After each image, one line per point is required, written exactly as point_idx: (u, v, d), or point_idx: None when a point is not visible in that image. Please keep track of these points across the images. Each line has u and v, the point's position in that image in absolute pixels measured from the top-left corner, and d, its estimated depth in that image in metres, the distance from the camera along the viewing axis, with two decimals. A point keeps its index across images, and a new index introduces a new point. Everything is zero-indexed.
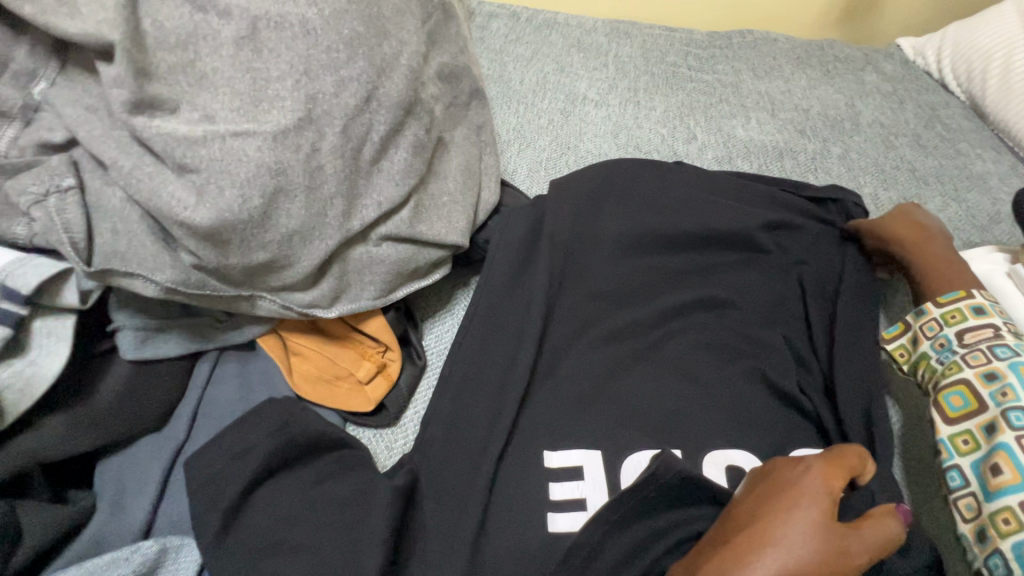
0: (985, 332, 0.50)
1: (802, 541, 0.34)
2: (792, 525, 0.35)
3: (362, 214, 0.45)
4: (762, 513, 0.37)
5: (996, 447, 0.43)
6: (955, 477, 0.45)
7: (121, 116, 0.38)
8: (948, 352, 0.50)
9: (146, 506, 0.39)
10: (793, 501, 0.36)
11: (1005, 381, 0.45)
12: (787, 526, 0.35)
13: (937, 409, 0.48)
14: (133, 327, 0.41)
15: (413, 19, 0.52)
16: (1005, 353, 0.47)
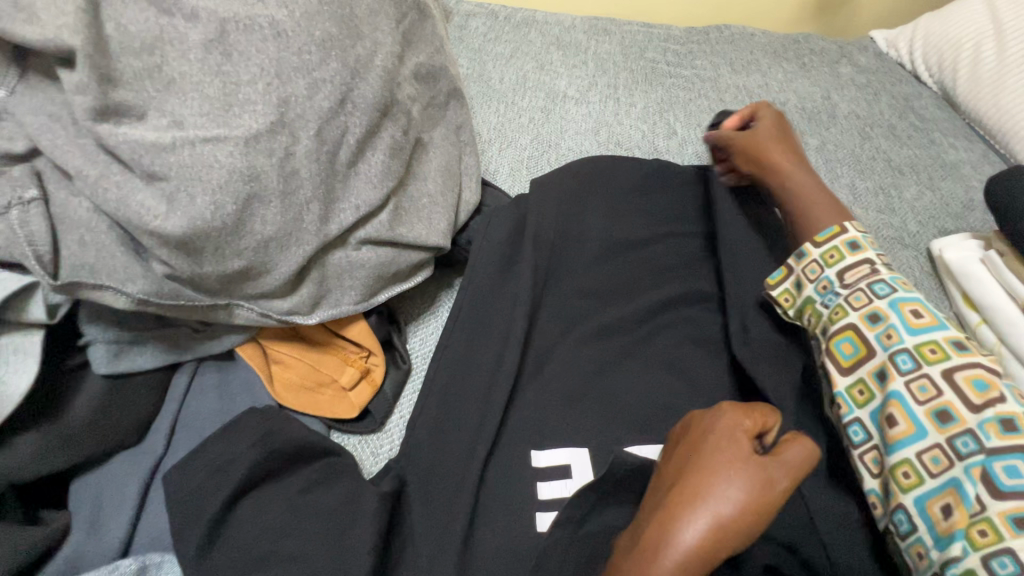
0: (862, 267, 0.47)
1: (706, 493, 0.32)
2: (699, 477, 0.33)
3: (340, 218, 0.45)
4: (676, 474, 0.35)
5: (892, 394, 0.41)
6: (856, 432, 0.42)
7: (85, 124, 0.37)
8: (831, 294, 0.46)
9: (124, 524, 0.38)
10: (699, 456, 0.34)
11: (889, 322, 0.43)
12: (695, 479, 0.33)
13: (831, 359, 0.45)
14: (105, 340, 0.40)
15: (387, 19, 0.51)
16: (884, 289, 0.45)
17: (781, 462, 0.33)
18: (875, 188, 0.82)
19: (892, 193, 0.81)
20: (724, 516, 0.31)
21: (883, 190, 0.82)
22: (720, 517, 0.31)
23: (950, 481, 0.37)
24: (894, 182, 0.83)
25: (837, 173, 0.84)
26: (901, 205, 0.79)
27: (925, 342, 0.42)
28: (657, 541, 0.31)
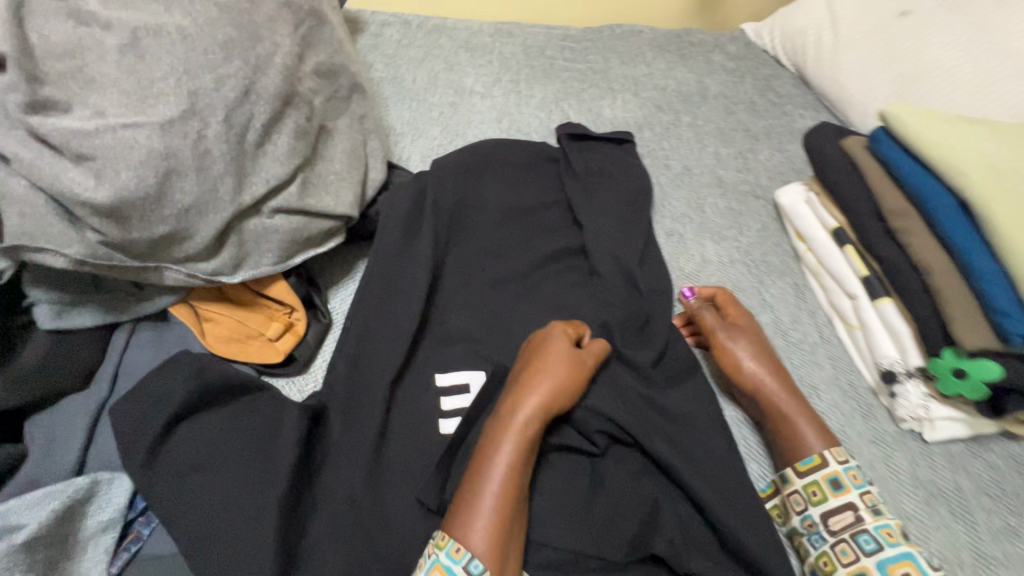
0: (847, 514, 0.51)
1: (548, 378, 0.51)
2: (542, 370, 0.51)
3: (252, 190, 0.53)
4: (526, 372, 0.52)
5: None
6: (867, 541, 0.49)
7: (18, 116, 0.44)
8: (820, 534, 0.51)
9: (75, 451, 0.45)
10: (540, 360, 0.52)
11: (797, 485, 0.54)
12: (540, 372, 0.51)
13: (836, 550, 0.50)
14: (48, 301, 0.46)
15: (285, 25, 0.60)
16: (869, 545, 0.49)
17: (585, 356, 0.55)
18: (736, 152, 0.97)
19: (749, 156, 0.96)
20: (557, 379, 0.51)
21: (742, 154, 0.96)
22: (554, 388, 0.50)
23: (902, 555, 0.47)
24: (751, 147, 0.98)
25: (705, 143, 0.98)
26: (755, 165, 0.94)
27: (810, 482, 0.53)
28: (517, 413, 0.49)
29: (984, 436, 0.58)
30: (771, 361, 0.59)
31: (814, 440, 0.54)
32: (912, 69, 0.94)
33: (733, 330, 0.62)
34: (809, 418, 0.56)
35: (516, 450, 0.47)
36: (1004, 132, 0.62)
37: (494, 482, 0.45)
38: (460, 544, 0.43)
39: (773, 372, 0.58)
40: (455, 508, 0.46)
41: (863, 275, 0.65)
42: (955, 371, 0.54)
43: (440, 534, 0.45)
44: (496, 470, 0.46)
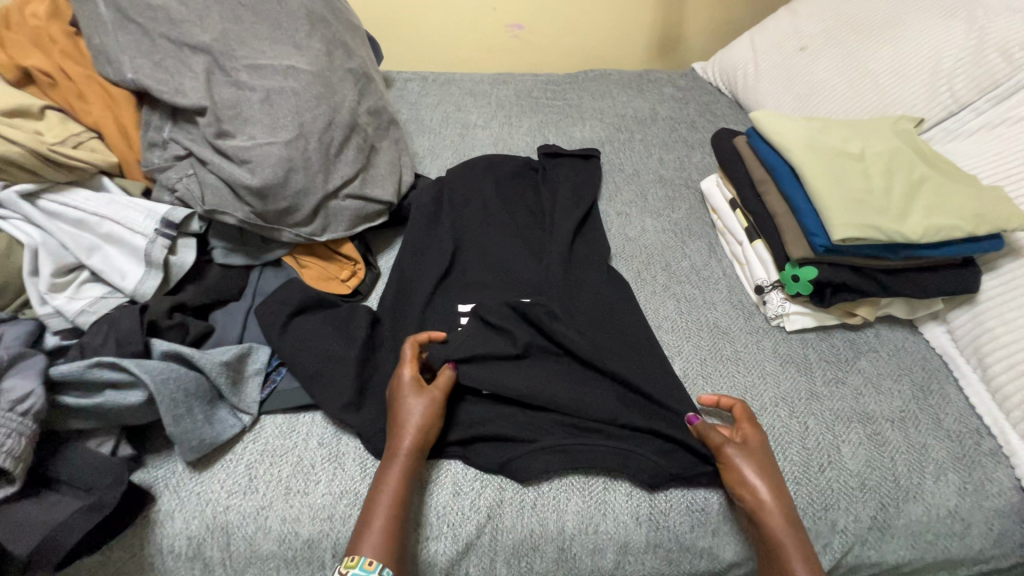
0: None
1: (416, 422, 0.65)
2: (411, 420, 0.65)
3: (333, 183, 0.85)
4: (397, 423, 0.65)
5: None
6: None
7: (211, 140, 0.77)
8: None
9: (237, 331, 0.75)
10: (407, 410, 0.65)
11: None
12: (409, 422, 0.65)
13: None
14: (221, 247, 0.80)
15: (349, 83, 0.94)
16: None
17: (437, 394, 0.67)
18: (675, 157, 1.27)
19: (686, 159, 1.26)
20: (419, 419, 0.65)
21: (680, 158, 1.27)
22: (422, 435, 0.65)
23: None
24: (688, 153, 1.28)
25: (652, 152, 1.28)
26: (689, 165, 1.24)
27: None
28: (397, 456, 0.63)
29: (827, 325, 0.85)
30: (767, 478, 0.63)
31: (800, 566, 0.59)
32: (805, 89, 1.24)
33: (740, 456, 0.65)
34: (797, 544, 0.60)
35: (402, 487, 0.61)
36: (829, 127, 0.91)
37: (387, 509, 0.59)
38: (370, 557, 0.56)
39: (774, 497, 0.62)
40: (359, 533, 0.58)
41: (745, 225, 0.95)
42: (793, 276, 0.82)
43: (350, 556, 0.57)
44: (385, 504, 0.60)
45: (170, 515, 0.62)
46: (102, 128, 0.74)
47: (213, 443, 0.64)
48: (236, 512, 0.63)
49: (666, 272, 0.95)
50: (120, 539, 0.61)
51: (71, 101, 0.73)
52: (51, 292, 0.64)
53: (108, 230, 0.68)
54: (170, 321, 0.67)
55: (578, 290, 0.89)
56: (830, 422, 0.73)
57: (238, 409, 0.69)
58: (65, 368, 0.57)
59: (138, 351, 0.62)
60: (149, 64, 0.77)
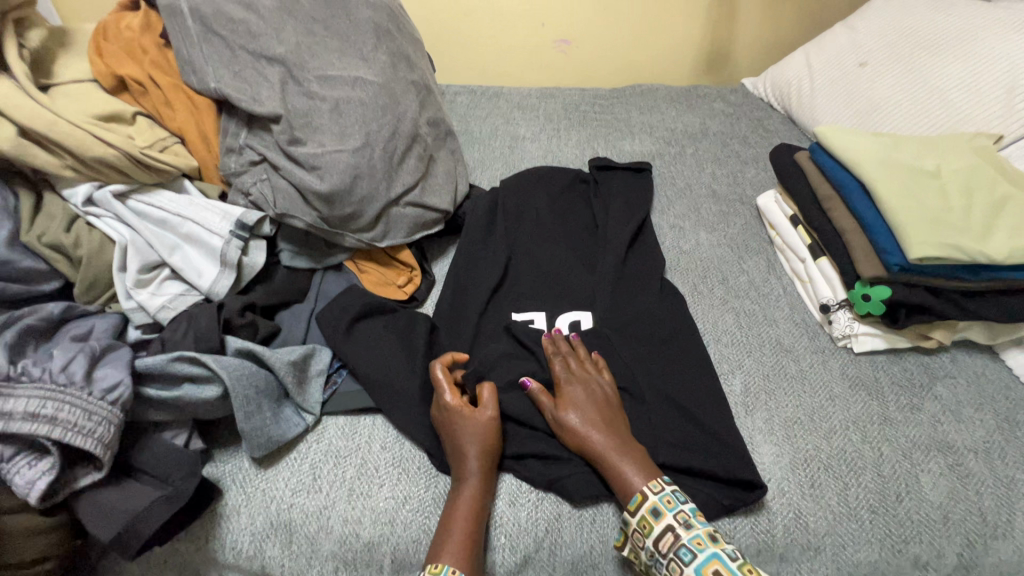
0: (668, 536, 0.58)
1: (482, 437, 0.64)
2: (475, 435, 0.64)
3: (395, 191, 0.87)
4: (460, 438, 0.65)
5: (710, 554, 0.56)
6: (686, 552, 0.57)
7: (284, 147, 0.80)
8: (658, 560, 0.58)
9: (301, 332, 0.76)
10: (468, 424, 0.65)
11: (632, 523, 0.60)
12: (474, 436, 0.64)
13: None
14: (287, 250, 0.82)
15: (411, 94, 0.97)
16: (687, 555, 0.56)
17: (494, 406, 0.67)
18: (728, 172, 1.25)
19: (739, 174, 1.24)
20: (485, 434, 0.65)
21: (733, 173, 1.25)
22: (488, 450, 0.64)
23: (710, 556, 0.56)
24: (741, 168, 1.26)
25: (704, 167, 1.27)
26: (743, 180, 1.22)
27: (640, 518, 0.60)
28: (468, 471, 0.63)
29: (898, 348, 0.81)
30: (589, 413, 0.67)
31: (635, 475, 0.62)
32: (865, 105, 1.21)
33: (567, 403, 0.68)
34: (632, 461, 0.64)
35: (475, 502, 0.61)
36: (900, 143, 0.88)
37: (465, 522, 0.60)
38: (453, 566, 0.56)
39: (604, 436, 0.65)
40: (437, 550, 0.58)
41: (808, 242, 0.92)
42: (863, 295, 0.79)
43: (434, 563, 0.56)
44: (461, 517, 0.60)
45: (236, 510, 0.63)
46: (185, 134, 0.78)
47: (279, 441, 0.65)
48: (299, 511, 0.63)
49: (724, 286, 0.93)
50: (188, 530, 0.62)
51: (159, 108, 0.78)
52: (136, 288, 0.67)
53: (188, 231, 0.71)
54: (242, 319, 0.69)
55: (634, 304, 0.88)
56: (906, 449, 0.70)
57: (301, 408, 0.70)
58: (148, 361, 0.59)
59: (215, 347, 0.63)
60: (230, 75, 0.81)
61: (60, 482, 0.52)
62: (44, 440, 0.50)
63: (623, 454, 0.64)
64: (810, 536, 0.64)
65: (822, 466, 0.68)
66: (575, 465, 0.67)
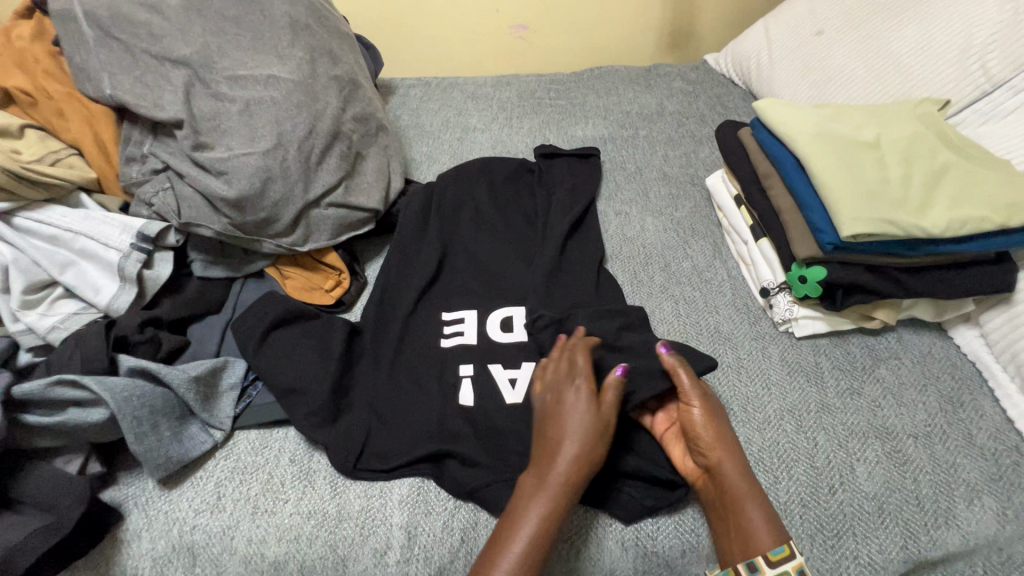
0: None
1: (587, 432, 0.56)
2: (579, 428, 0.57)
3: (314, 192, 0.84)
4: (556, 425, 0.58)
5: None
6: None
7: (188, 153, 0.77)
8: None
9: (213, 345, 0.74)
10: (572, 416, 0.57)
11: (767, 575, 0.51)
12: (581, 428, 0.57)
13: None
14: (200, 259, 0.79)
15: (333, 89, 0.93)
16: None
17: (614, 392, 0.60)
18: (682, 153, 1.21)
19: (693, 155, 1.20)
20: (589, 430, 0.57)
21: (687, 153, 1.20)
22: (592, 447, 0.56)
23: None
24: (695, 149, 1.22)
25: (657, 149, 1.22)
26: (696, 160, 1.18)
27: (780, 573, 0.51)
28: (550, 478, 0.55)
29: (841, 330, 0.78)
30: (728, 436, 0.60)
31: (762, 535, 0.53)
32: (821, 76, 1.16)
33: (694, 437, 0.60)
34: (763, 510, 0.54)
35: (553, 513, 0.53)
36: (842, 113, 0.84)
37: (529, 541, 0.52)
38: None
39: (735, 474, 0.57)
40: (486, 564, 0.52)
41: (750, 223, 0.88)
42: (800, 277, 0.75)
43: None
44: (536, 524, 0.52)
45: (136, 535, 0.61)
46: (82, 144, 0.75)
47: (180, 460, 0.63)
48: (202, 532, 0.61)
49: (666, 273, 0.90)
50: (86, 558, 0.60)
51: (52, 119, 0.74)
52: (24, 309, 0.64)
53: (82, 246, 0.68)
54: (141, 336, 0.66)
55: (568, 296, 0.84)
56: (842, 438, 0.66)
57: (209, 424, 0.67)
58: (25, 387, 0.56)
59: (103, 366, 0.61)
60: (129, 80, 0.78)
61: None
62: None
63: (752, 498, 0.55)
64: None
65: (753, 459, 0.65)
66: (492, 471, 0.63)
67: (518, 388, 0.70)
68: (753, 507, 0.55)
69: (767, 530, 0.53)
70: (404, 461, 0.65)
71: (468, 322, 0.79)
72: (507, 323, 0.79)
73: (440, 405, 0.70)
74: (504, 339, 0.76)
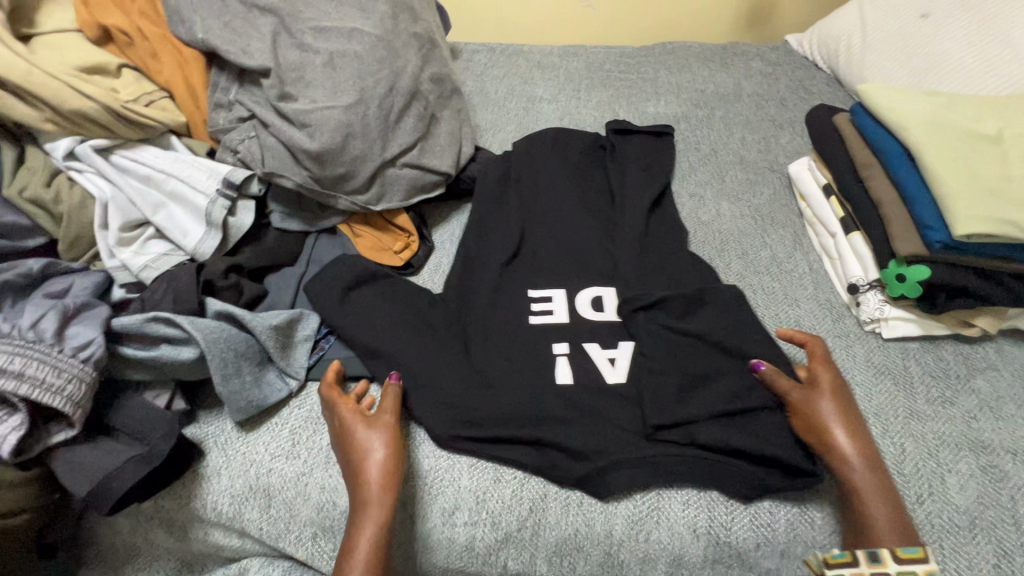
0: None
1: (370, 440, 0.60)
2: (348, 429, 0.61)
3: (391, 151, 0.82)
4: (355, 436, 0.60)
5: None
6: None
7: (273, 102, 0.76)
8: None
9: (289, 296, 0.74)
10: (349, 422, 0.61)
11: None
12: (350, 430, 0.61)
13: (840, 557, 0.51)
14: (279, 211, 0.79)
15: (414, 47, 0.91)
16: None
17: (386, 436, 0.60)
18: (760, 137, 1.15)
19: (772, 140, 1.14)
20: (356, 442, 0.60)
21: (765, 138, 1.14)
22: (388, 449, 0.59)
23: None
24: (774, 133, 1.16)
25: (733, 131, 1.17)
26: (775, 147, 1.12)
27: (907, 570, 0.50)
28: (359, 473, 0.58)
29: (934, 335, 0.73)
30: (853, 428, 0.58)
31: (887, 530, 0.53)
32: (922, 62, 1.08)
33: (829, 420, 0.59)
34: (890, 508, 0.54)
35: (373, 511, 0.56)
36: (959, 102, 0.77)
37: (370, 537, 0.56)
38: None
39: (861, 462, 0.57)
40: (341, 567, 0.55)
41: (841, 215, 0.83)
42: (897, 276, 0.70)
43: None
44: (369, 542, 0.55)
45: (216, 472, 0.63)
46: (172, 86, 0.75)
47: (260, 405, 0.64)
48: (278, 475, 0.63)
49: (742, 260, 0.86)
50: (169, 489, 0.62)
51: (145, 60, 0.75)
52: (119, 246, 0.67)
53: (172, 188, 0.69)
54: (225, 281, 0.67)
55: (655, 272, 0.78)
56: (932, 447, 0.63)
57: (287, 372, 0.68)
58: (123, 321, 0.58)
59: (192, 307, 0.62)
60: (219, 25, 0.78)
61: (33, 438, 0.53)
62: (12, 396, 0.50)
63: (880, 493, 0.55)
64: (814, 534, 0.58)
65: None
66: (563, 445, 0.62)
67: (619, 367, 0.67)
68: (884, 499, 0.55)
69: (894, 527, 0.53)
70: (491, 430, 0.63)
71: (556, 293, 0.75)
72: (596, 301, 0.74)
73: (518, 376, 0.67)
74: (595, 318, 0.72)
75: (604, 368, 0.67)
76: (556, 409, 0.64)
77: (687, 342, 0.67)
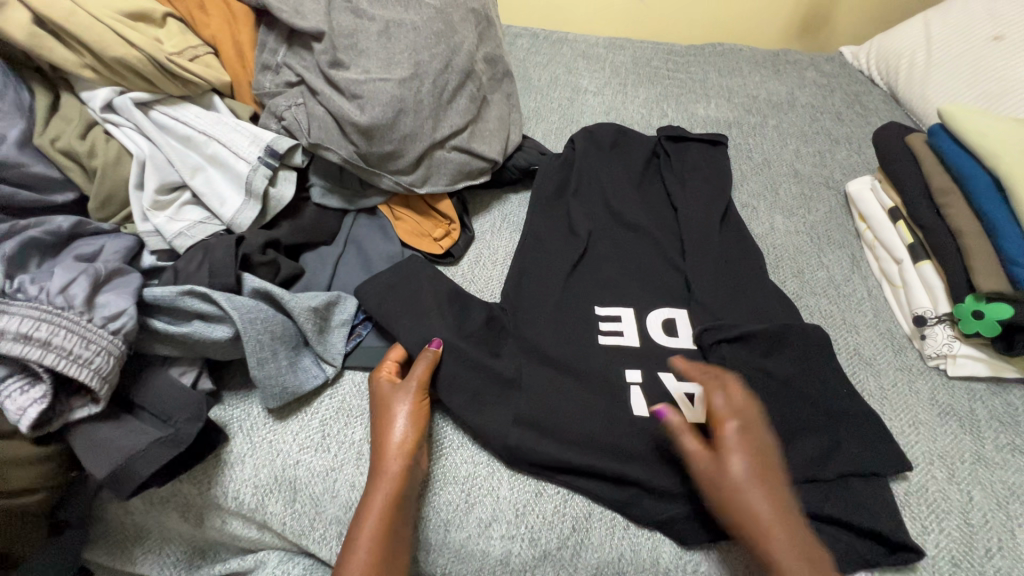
0: None
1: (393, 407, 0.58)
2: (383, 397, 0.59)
3: (441, 132, 0.77)
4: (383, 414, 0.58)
5: None
6: None
7: (324, 69, 0.71)
8: None
9: (326, 278, 0.70)
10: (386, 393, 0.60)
11: None
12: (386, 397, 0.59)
13: None
14: (320, 185, 0.74)
15: (470, 23, 0.85)
16: None
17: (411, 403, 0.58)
18: (815, 151, 1.10)
19: (827, 155, 1.09)
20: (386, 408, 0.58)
21: (820, 153, 1.09)
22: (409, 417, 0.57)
23: None
24: (830, 148, 1.11)
25: (787, 142, 1.12)
26: (831, 163, 1.07)
27: None
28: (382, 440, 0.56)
29: (1002, 378, 0.69)
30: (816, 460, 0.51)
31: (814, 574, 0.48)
32: (995, 87, 1.03)
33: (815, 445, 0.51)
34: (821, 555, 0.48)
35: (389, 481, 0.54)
36: None
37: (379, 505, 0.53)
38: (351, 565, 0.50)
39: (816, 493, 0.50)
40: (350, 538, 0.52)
41: (909, 241, 0.78)
42: (973, 312, 0.66)
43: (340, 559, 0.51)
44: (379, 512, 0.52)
45: (240, 460, 0.59)
46: (218, 44, 0.71)
47: (295, 392, 0.60)
48: (305, 469, 0.59)
49: (797, 279, 0.82)
50: (190, 473, 0.59)
51: (191, 11, 0.71)
52: (153, 209, 0.62)
53: (212, 151, 0.65)
54: (263, 257, 0.63)
55: (714, 284, 0.73)
56: (1003, 499, 0.59)
57: (322, 359, 0.64)
58: (158, 291, 0.55)
59: (228, 282, 0.58)
60: None
61: (53, 411, 0.49)
62: (36, 365, 0.46)
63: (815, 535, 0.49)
64: None
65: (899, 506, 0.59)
66: (615, 466, 0.58)
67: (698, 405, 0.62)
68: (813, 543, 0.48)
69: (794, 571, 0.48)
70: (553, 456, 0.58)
71: (624, 311, 0.70)
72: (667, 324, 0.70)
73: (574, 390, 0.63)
74: (667, 342, 0.68)
75: (684, 406, 0.62)
76: (609, 428, 0.60)
77: (749, 366, 0.63)
